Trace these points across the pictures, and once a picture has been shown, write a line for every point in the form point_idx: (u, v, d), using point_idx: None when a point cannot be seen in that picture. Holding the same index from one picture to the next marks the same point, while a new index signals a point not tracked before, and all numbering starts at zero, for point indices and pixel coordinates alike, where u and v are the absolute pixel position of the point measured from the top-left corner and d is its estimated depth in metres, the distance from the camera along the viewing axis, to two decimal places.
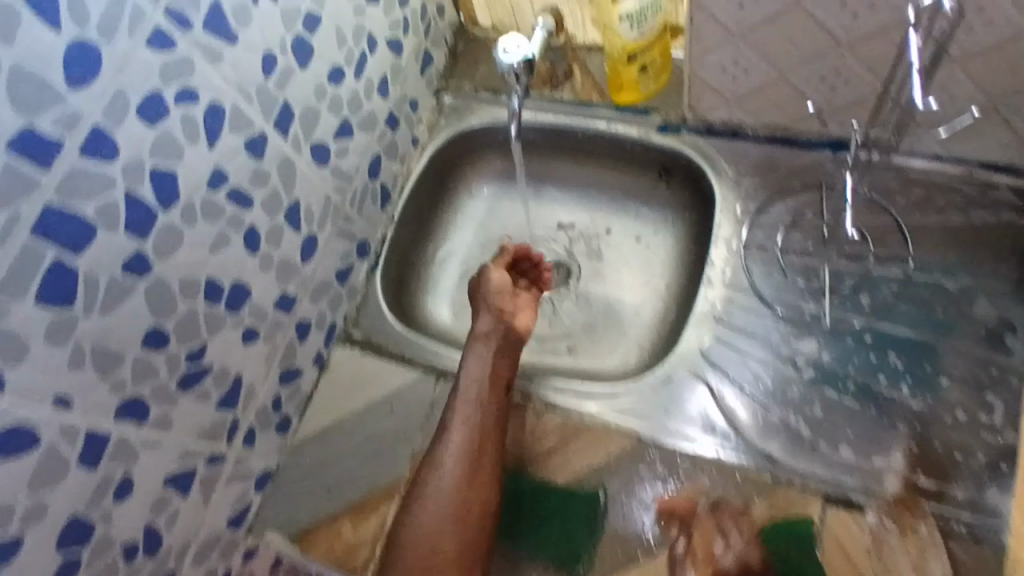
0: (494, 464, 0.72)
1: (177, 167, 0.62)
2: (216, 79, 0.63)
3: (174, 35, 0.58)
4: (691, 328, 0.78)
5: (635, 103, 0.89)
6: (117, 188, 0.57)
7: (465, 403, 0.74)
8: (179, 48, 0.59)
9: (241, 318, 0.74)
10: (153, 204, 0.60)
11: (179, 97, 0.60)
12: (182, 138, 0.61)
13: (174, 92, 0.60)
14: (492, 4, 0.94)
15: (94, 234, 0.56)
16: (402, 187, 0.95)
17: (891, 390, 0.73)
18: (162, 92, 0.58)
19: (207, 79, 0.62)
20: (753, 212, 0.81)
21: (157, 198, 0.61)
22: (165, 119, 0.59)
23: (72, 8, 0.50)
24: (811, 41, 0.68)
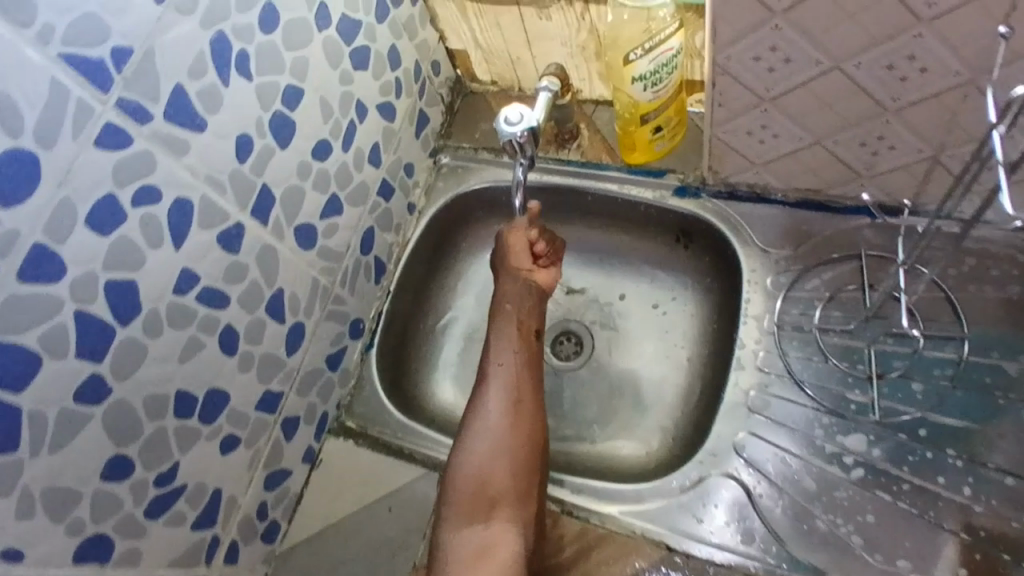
0: (536, 459, 0.69)
1: (138, 277, 0.54)
2: (183, 174, 0.56)
3: (129, 130, 0.51)
4: (720, 420, 0.71)
5: (649, 163, 0.82)
6: (65, 310, 0.50)
7: (500, 396, 0.71)
8: (136, 144, 0.52)
9: (219, 427, 0.66)
10: (109, 322, 0.53)
11: (138, 199, 0.53)
12: (143, 243, 0.54)
13: (133, 194, 0.52)
14: (491, 58, 0.87)
15: (39, 367, 0.49)
16: (398, 257, 0.87)
17: (952, 493, 0.64)
18: (117, 196, 0.51)
19: (173, 175, 0.55)
20: (786, 285, 0.73)
21: (114, 314, 0.53)
22: (122, 225, 0.52)
23: (4, 118, 0.44)
24: (854, 107, 0.61)
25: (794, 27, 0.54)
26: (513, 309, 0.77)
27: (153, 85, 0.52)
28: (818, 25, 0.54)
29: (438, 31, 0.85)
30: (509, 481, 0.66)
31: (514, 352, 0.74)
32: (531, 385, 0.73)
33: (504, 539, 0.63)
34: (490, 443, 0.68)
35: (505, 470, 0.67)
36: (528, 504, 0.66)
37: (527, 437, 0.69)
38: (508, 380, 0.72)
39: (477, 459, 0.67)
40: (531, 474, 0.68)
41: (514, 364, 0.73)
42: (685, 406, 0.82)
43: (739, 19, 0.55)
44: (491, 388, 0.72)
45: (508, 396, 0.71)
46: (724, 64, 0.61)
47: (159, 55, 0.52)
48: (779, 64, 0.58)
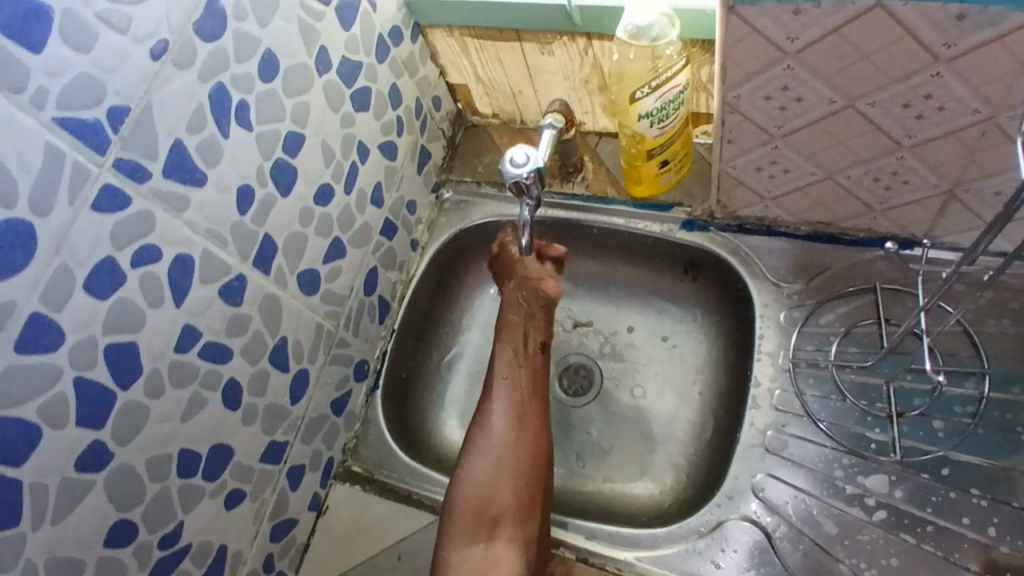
0: (540, 473, 0.67)
1: (138, 338, 0.53)
2: (183, 229, 0.55)
3: (128, 190, 0.50)
4: (736, 462, 0.69)
5: (656, 197, 0.81)
6: (65, 378, 0.48)
7: (505, 410, 0.69)
8: (135, 203, 0.50)
9: (223, 482, 0.65)
10: (110, 385, 0.52)
11: (138, 259, 0.51)
12: (144, 303, 0.53)
13: (131, 255, 0.51)
14: (492, 91, 0.86)
15: (39, 437, 0.48)
16: (402, 295, 0.86)
17: (978, 535, 0.62)
18: (116, 258, 0.50)
19: (173, 231, 0.54)
20: (800, 321, 0.72)
21: (115, 378, 0.52)
22: (121, 286, 0.51)
23: None
24: (866, 143, 0.60)
25: (807, 67, 0.53)
26: (517, 321, 0.74)
27: (151, 142, 0.51)
28: (832, 65, 0.53)
29: (438, 67, 0.84)
30: (513, 498, 0.65)
31: (519, 364, 0.72)
32: (534, 398, 0.71)
33: (507, 560, 0.62)
34: (494, 459, 0.66)
35: (509, 486, 0.65)
36: (532, 521, 0.65)
37: (532, 451, 0.67)
38: (513, 394, 0.70)
39: (480, 475, 0.65)
40: (535, 490, 0.66)
41: (520, 378, 0.71)
42: (698, 443, 0.80)
43: (749, 60, 0.54)
44: (496, 401, 0.69)
45: (513, 409, 0.69)
46: (734, 102, 0.59)
47: (157, 111, 0.51)
48: (792, 102, 0.57)
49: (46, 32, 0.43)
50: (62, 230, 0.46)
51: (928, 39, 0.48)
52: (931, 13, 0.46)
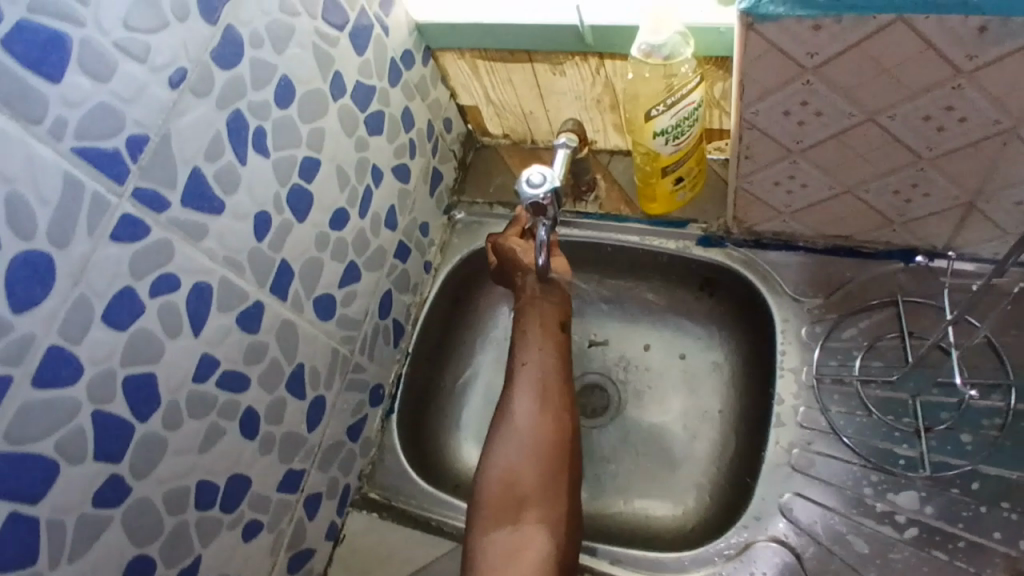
0: (566, 455, 0.66)
1: (156, 369, 0.52)
2: (201, 257, 0.54)
3: (146, 220, 0.49)
4: (762, 480, 0.68)
5: (671, 213, 0.80)
6: (83, 412, 0.47)
7: (527, 394, 0.68)
8: (153, 233, 0.50)
9: (241, 514, 0.63)
10: (129, 418, 0.51)
11: (156, 288, 0.51)
12: (162, 333, 0.52)
13: (150, 284, 0.50)
14: (502, 112, 0.86)
15: (58, 473, 0.47)
16: (416, 318, 0.85)
17: (1014, 551, 0.60)
18: (134, 289, 0.49)
19: (191, 259, 0.53)
20: (821, 336, 0.71)
21: (133, 410, 0.51)
22: (140, 317, 0.50)
23: (16, 223, 0.42)
24: (886, 157, 0.59)
25: (827, 81, 0.53)
26: (534, 307, 0.73)
27: (171, 171, 0.50)
28: (852, 80, 0.52)
29: (449, 89, 0.84)
30: (539, 481, 0.64)
31: (540, 348, 0.71)
32: (558, 380, 0.70)
33: (536, 543, 0.61)
34: (517, 444, 0.65)
35: (535, 469, 0.64)
36: (560, 502, 0.64)
37: (557, 433, 0.66)
38: (534, 378, 0.69)
39: (505, 460, 0.65)
40: (562, 471, 0.65)
41: (541, 361, 0.70)
42: (720, 462, 0.79)
43: (768, 76, 0.54)
44: (518, 387, 0.69)
45: (535, 392, 0.68)
46: (752, 118, 0.59)
47: (176, 140, 0.50)
48: (811, 117, 0.57)
49: (66, 63, 0.43)
50: (81, 262, 0.45)
51: (949, 52, 0.48)
52: (952, 26, 0.46)
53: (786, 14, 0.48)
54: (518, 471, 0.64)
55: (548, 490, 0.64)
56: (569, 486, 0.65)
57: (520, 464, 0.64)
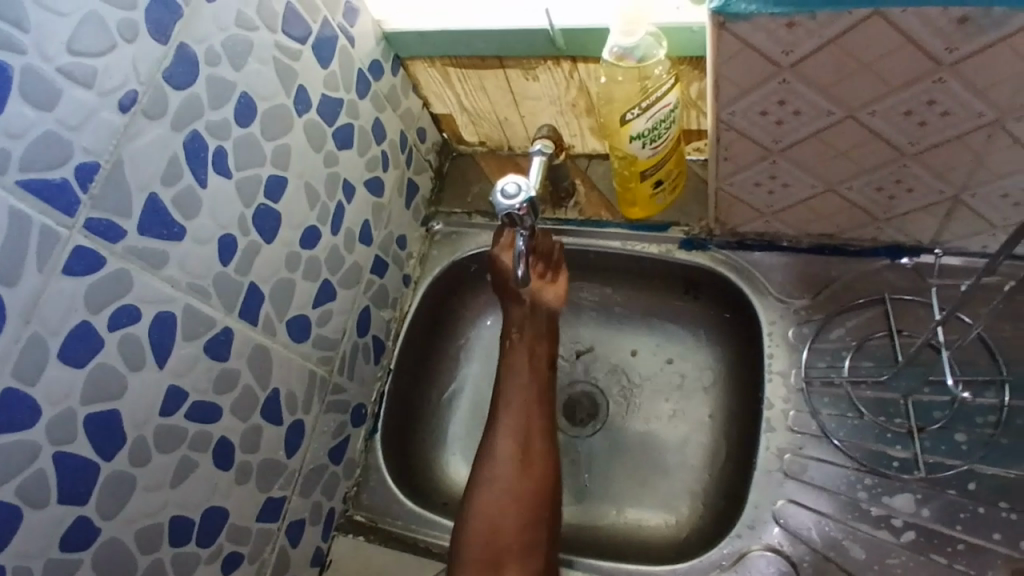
0: (546, 502, 0.65)
1: (120, 404, 0.50)
2: (163, 286, 0.52)
3: (101, 250, 0.47)
4: (755, 488, 0.66)
5: (652, 217, 0.79)
6: (43, 454, 0.45)
7: (508, 437, 0.66)
8: (110, 264, 0.48)
9: (219, 547, 0.61)
10: (92, 457, 0.49)
11: (116, 321, 0.49)
12: (125, 367, 0.50)
13: (109, 317, 0.48)
14: (477, 120, 0.84)
15: (17, 520, 0.44)
16: (397, 333, 0.83)
17: (1012, 551, 0.59)
18: (93, 323, 0.47)
19: (153, 289, 0.51)
20: (809, 337, 0.70)
21: (98, 448, 0.49)
22: (100, 352, 0.48)
23: None
24: (867, 154, 0.58)
25: (804, 80, 0.52)
26: (519, 340, 0.70)
27: (127, 197, 0.48)
28: (830, 77, 0.51)
29: (421, 97, 0.82)
30: (517, 531, 0.63)
31: (523, 387, 0.69)
32: (541, 419, 0.68)
33: None
34: (496, 492, 0.64)
35: (513, 521, 0.63)
36: (539, 552, 0.63)
37: (539, 478, 0.65)
38: (517, 423, 0.67)
39: (483, 510, 0.63)
40: (541, 519, 0.64)
41: (525, 402, 0.68)
42: (713, 468, 0.77)
43: (743, 75, 0.53)
44: (499, 427, 0.67)
45: (516, 437, 0.66)
46: (731, 118, 0.58)
47: (130, 165, 0.48)
48: (790, 116, 0.56)
49: (6, 91, 0.41)
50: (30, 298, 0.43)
51: (929, 46, 0.46)
52: (931, 19, 0.44)
53: (759, 13, 0.47)
54: (496, 522, 0.63)
55: (525, 544, 0.62)
56: (548, 535, 0.64)
57: (498, 516, 0.63)
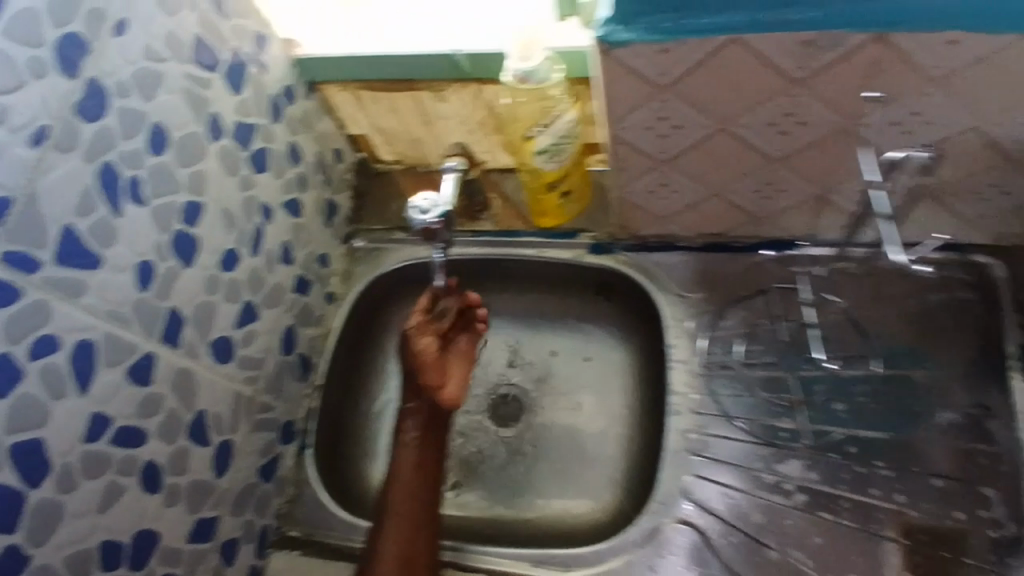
0: None
1: (43, 432, 0.50)
2: (81, 315, 0.53)
3: (16, 282, 0.48)
4: (666, 467, 0.72)
5: (562, 225, 0.84)
6: None
7: (397, 538, 0.70)
8: (26, 295, 0.48)
9: (151, 570, 0.61)
10: (17, 486, 0.49)
11: (35, 350, 0.49)
12: (47, 395, 0.50)
13: (28, 347, 0.49)
14: (391, 139, 0.87)
15: None
16: (323, 350, 0.85)
17: (887, 502, 0.67)
18: (11, 353, 0.48)
19: (72, 318, 0.52)
20: (706, 327, 0.77)
21: (22, 477, 0.49)
22: (19, 382, 0.48)
23: None
24: (742, 161, 0.65)
25: (680, 97, 0.58)
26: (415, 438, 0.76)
27: (43, 230, 0.49)
28: (702, 95, 0.57)
29: (335, 120, 0.85)
30: None
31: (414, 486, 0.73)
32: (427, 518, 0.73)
33: None
34: None
35: None
36: None
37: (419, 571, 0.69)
38: (406, 523, 0.71)
39: None
40: None
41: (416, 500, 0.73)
42: (631, 455, 0.83)
43: (628, 95, 0.58)
44: (388, 527, 0.71)
45: (404, 536, 0.70)
46: (621, 133, 0.63)
47: (44, 199, 0.49)
48: (672, 130, 0.62)
49: None
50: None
51: (781, 65, 0.54)
52: (778, 43, 0.51)
53: (633, 40, 0.53)
54: None
55: None
56: None
57: None
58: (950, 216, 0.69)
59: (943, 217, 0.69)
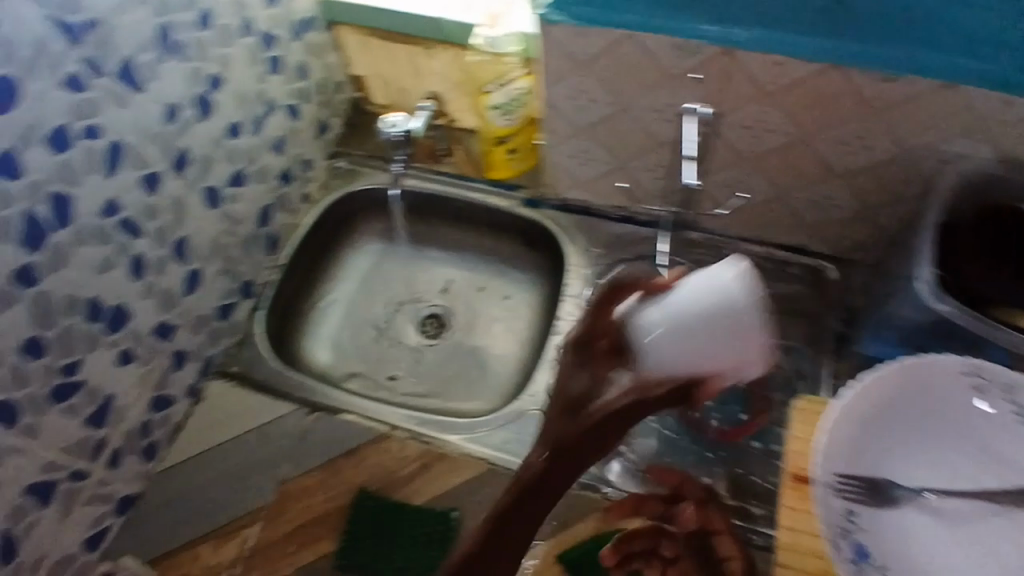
0: None
1: (75, 193, 0.67)
2: (121, 124, 0.70)
3: (85, 79, 0.66)
4: (542, 371, 0.90)
5: (506, 179, 1.04)
6: (14, 206, 0.61)
7: None
8: (92, 91, 0.67)
9: (118, 340, 0.75)
10: (52, 221, 0.65)
11: (86, 133, 0.67)
12: (83, 167, 0.67)
13: (81, 128, 0.66)
14: (385, 86, 1.07)
15: None
16: (291, 237, 1.02)
17: (700, 423, 0.85)
18: (68, 128, 0.65)
19: (115, 121, 0.70)
20: (596, 275, 0.95)
21: (55, 217, 0.65)
22: (69, 150, 0.66)
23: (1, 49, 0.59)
24: (639, 140, 0.86)
25: (594, 75, 0.80)
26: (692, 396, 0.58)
27: (111, 53, 0.68)
28: (612, 74, 0.78)
29: (342, 58, 1.05)
30: None
31: None
32: None
33: None
34: None
35: None
36: None
37: None
38: None
39: None
40: None
41: None
42: (519, 373, 1.00)
43: (561, 65, 0.80)
44: None
45: None
46: (552, 98, 0.85)
47: (119, 32, 0.69)
48: (590, 103, 0.83)
49: None
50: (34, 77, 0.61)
51: (664, 62, 0.75)
52: (661, 44, 0.73)
53: (567, 23, 0.74)
54: None
55: None
56: None
57: None
58: (793, 221, 0.90)
59: (788, 221, 0.90)
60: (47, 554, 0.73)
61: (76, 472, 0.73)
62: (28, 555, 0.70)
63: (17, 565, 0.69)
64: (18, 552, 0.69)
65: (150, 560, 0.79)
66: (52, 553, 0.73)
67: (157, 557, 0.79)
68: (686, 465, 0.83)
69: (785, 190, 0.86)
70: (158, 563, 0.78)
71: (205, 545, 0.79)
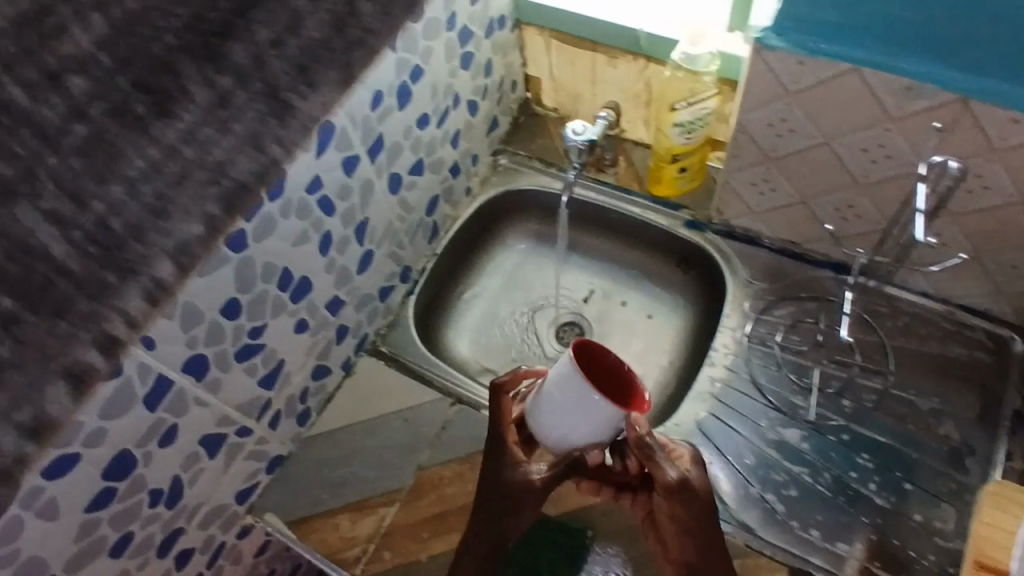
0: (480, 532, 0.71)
1: (321, 190, 0.73)
2: (367, 133, 0.77)
3: (359, 95, 0.74)
4: (688, 402, 0.86)
5: (670, 197, 1.00)
6: (283, 198, 0.68)
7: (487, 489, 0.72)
8: (357, 104, 0.74)
9: (298, 309, 0.77)
10: (291, 204, 0.70)
11: (342, 138, 0.74)
12: (334, 169, 0.74)
13: (341, 134, 0.73)
14: (559, 89, 1.07)
15: (251, 223, 0.66)
16: (449, 228, 1.04)
17: (860, 484, 0.80)
18: (332, 133, 0.72)
19: (364, 133, 0.77)
20: (759, 310, 0.91)
21: (298, 201, 0.71)
22: (329, 153, 0.72)
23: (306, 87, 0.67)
24: (834, 178, 0.82)
25: (802, 106, 0.76)
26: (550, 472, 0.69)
27: (380, 76, 0.76)
28: (820, 107, 0.75)
29: (521, 57, 1.05)
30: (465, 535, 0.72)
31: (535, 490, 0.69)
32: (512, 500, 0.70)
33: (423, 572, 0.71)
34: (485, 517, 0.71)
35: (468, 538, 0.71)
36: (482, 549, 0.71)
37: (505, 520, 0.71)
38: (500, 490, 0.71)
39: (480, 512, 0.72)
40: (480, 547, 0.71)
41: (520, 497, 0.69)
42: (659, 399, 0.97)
43: (761, 93, 0.77)
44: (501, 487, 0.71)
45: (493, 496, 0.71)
46: (746, 124, 0.82)
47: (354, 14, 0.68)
48: (788, 132, 0.80)
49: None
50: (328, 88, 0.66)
51: (885, 102, 0.71)
52: (887, 83, 0.69)
53: (782, 48, 0.72)
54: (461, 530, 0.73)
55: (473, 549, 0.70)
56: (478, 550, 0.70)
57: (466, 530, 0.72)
58: (988, 284, 0.83)
59: (983, 284, 0.83)
60: (206, 501, 0.76)
61: (240, 429, 0.76)
62: (192, 500, 0.73)
63: (182, 507, 0.73)
64: (185, 496, 0.72)
65: (293, 520, 0.83)
66: (210, 500, 0.76)
67: (299, 518, 0.83)
68: (838, 525, 0.78)
69: (989, 251, 0.79)
70: (301, 524, 0.82)
71: (343, 516, 0.82)
